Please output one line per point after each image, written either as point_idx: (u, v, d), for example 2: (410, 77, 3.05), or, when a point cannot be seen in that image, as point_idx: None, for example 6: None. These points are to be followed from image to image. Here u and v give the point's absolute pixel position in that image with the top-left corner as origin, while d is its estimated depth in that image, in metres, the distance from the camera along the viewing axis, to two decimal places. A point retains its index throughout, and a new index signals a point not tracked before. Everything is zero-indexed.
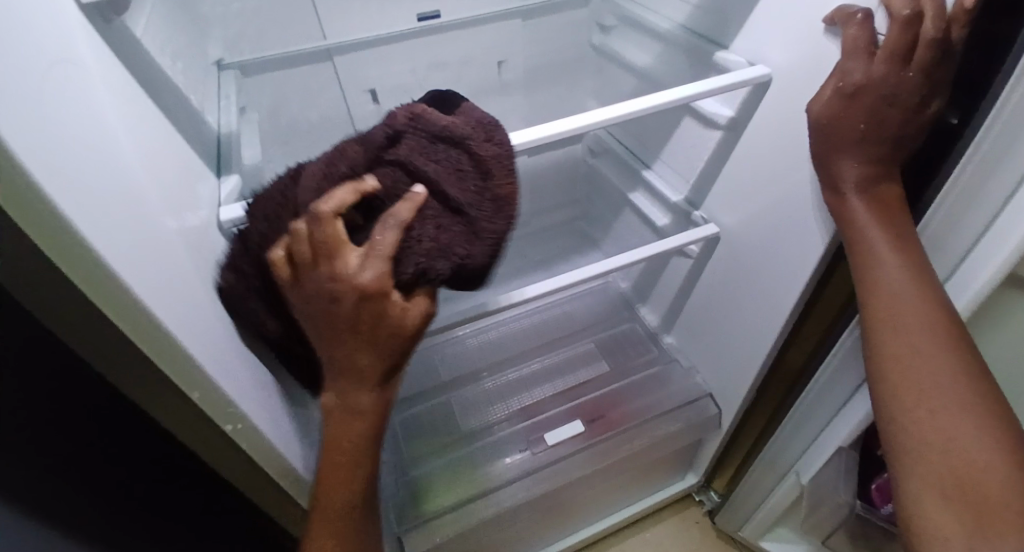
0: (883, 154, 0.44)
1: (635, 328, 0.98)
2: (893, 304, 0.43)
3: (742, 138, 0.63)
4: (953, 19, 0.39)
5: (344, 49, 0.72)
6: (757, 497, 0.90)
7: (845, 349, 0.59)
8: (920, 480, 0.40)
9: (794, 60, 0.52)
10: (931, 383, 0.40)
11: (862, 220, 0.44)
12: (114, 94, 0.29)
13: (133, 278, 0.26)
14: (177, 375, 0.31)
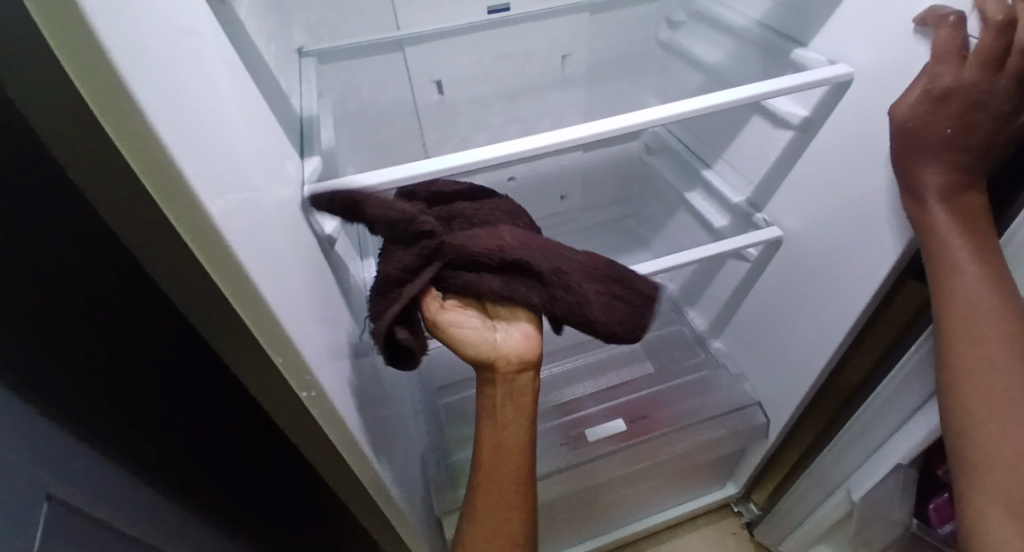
0: (968, 163, 0.42)
1: (682, 331, 0.97)
2: (968, 319, 0.41)
3: (817, 139, 0.61)
4: None
5: (416, 40, 0.74)
6: (800, 512, 0.88)
7: (911, 364, 0.57)
8: (989, 495, 0.39)
9: (880, 59, 0.50)
10: (1008, 398, 0.39)
11: (943, 229, 0.42)
12: (215, 74, 0.30)
13: (244, 255, 0.27)
14: (273, 351, 0.31)
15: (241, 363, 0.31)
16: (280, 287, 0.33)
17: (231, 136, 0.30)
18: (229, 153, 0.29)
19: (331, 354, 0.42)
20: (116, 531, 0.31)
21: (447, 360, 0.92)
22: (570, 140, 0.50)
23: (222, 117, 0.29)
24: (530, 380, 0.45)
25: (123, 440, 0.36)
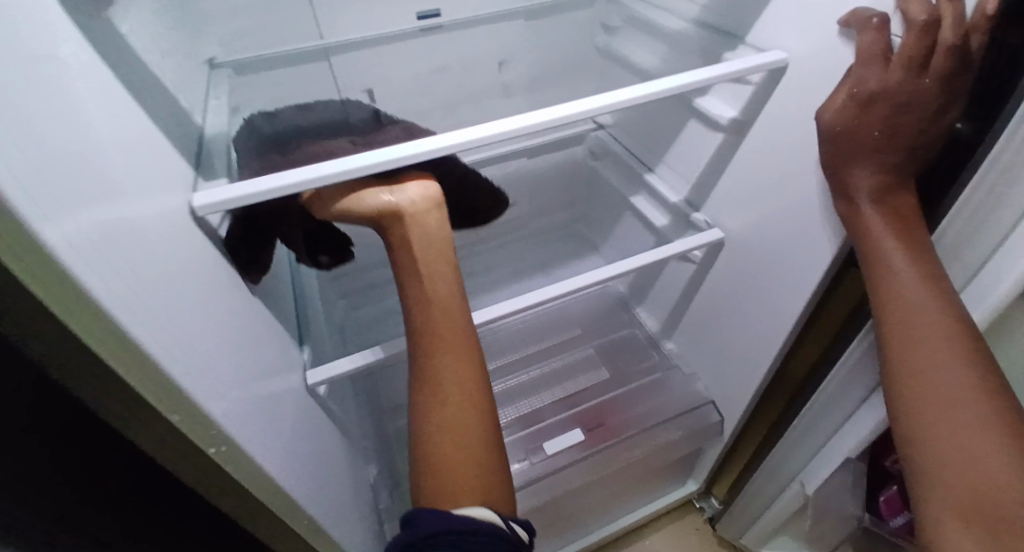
0: (896, 163, 0.42)
1: (635, 334, 0.97)
2: (906, 319, 0.41)
3: (749, 141, 0.62)
4: (973, 27, 0.37)
5: (341, 49, 0.70)
6: (758, 505, 0.89)
7: (855, 358, 0.57)
8: (939, 499, 0.38)
9: (805, 61, 0.51)
10: (947, 396, 0.38)
11: (875, 230, 0.42)
12: (78, 107, 0.29)
13: (115, 304, 0.27)
14: (159, 401, 0.31)
15: (136, 426, 0.32)
16: (177, 322, 0.33)
17: (99, 166, 0.29)
18: (99, 186, 0.28)
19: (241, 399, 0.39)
20: None
21: (396, 380, 0.88)
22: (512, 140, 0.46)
23: (100, 156, 0.29)
24: (440, 218, 0.49)
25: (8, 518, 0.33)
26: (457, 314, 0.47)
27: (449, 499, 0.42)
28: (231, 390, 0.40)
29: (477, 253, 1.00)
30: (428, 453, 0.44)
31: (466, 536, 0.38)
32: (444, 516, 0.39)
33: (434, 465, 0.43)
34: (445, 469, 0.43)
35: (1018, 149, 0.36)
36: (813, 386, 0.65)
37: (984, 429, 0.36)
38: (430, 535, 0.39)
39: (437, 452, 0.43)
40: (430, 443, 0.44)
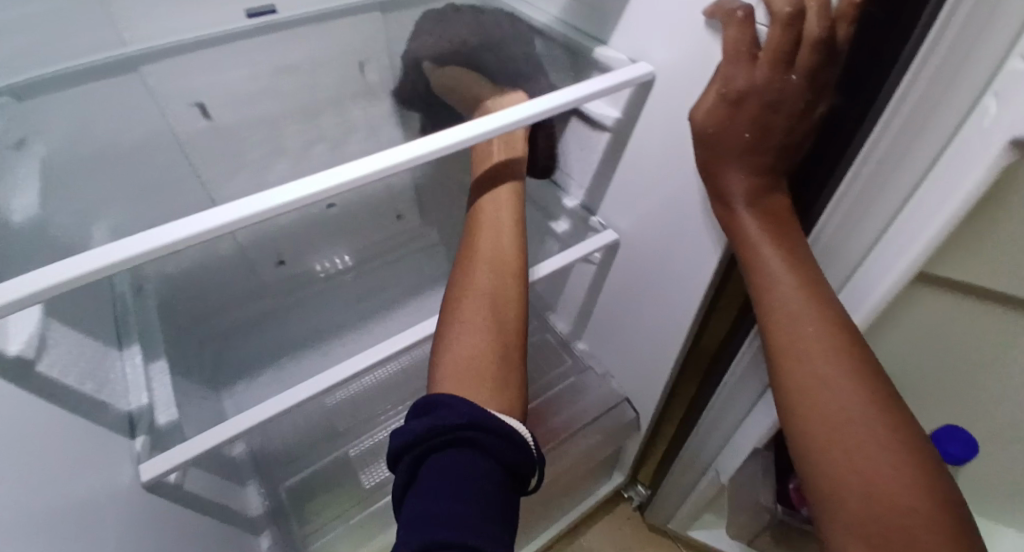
0: (767, 165, 0.41)
1: (547, 338, 0.94)
2: (795, 329, 0.40)
3: (631, 142, 0.58)
4: (839, 17, 0.34)
5: (155, 56, 0.63)
6: (681, 491, 0.90)
7: (749, 352, 0.58)
8: (842, 516, 0.37)
9: (676, 55, 0.47)
10: (838, 406, 0.38)
11: (754, 237, 0.42)
12: None
13: None
14: None
15: None
16: None
17: None
18: None
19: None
20: None
21: (286, 428, 0.77)
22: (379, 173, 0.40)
23: None
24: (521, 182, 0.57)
25: None
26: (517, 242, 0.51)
27: (469, 390, 0.41)
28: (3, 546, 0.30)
29: (370, 273, 0.92)
30: (452, 344, 0.45)
31: (496, 440, 0.38)
32: (477, 408, 0.39)
33: (456, 354, 0.44)
34: (468, 362, 0.43)
35: (884, 152, 0.36)
36: (721, 377, 0.64)
37: (880, 445, 0.36)
38: (460, 425, 0.37)
39: (458, 346, 0.44)
40: (456, 335, 0.45)
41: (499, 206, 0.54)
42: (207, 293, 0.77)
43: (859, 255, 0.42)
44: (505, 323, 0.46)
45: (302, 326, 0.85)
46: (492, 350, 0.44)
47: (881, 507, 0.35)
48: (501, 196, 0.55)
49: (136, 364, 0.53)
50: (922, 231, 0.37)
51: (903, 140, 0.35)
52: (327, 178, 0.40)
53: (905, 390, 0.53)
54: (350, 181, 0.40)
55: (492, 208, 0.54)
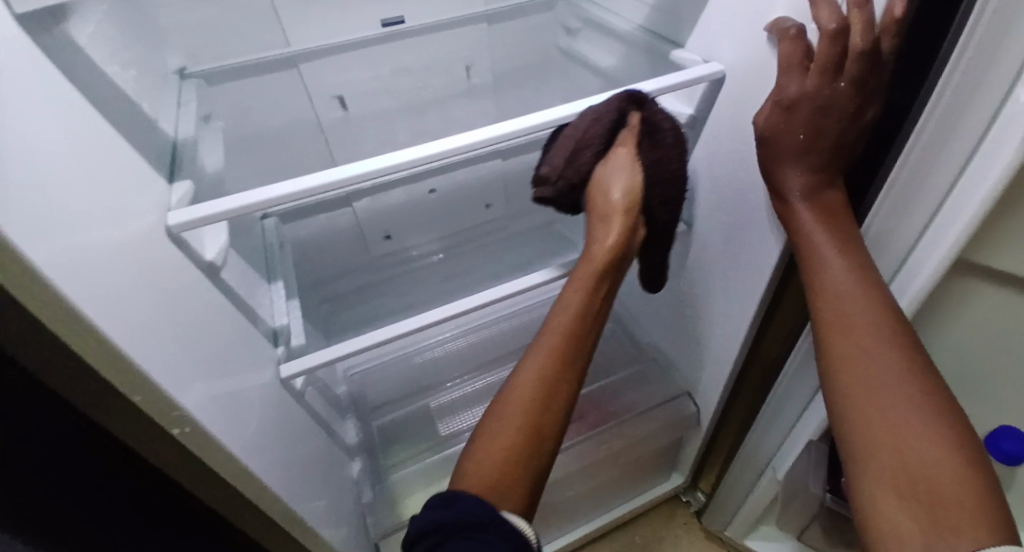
0: (820, 162, 0.47)
1: (615, 329, 0.98)
2: (839, 309, 0.44)
3: (704, 137, 0.63)
4: (883, 32, 0.40)
5: (308, 56, 0.73)
6: (738, 494, 0.90)
7: (808, 344, 0.59)
8: (876, 477, 0.39)
9: (747, 54, 0.52)
10: (879, 376, 0.41)
11: (808, 226, 0.47)
12: (54, 134, 0.31)
13: (101, 316, 0.31)
14: (143, 399, 0.34)
15: (115, 417, 0.34)
16: (150, 317, 0.36)
17: (69, 192, 0.31)
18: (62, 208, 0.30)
19: (190, 385, 0.39)
20: None
21: (378, 381, 0.90)
22: (488, 140, 0.51)
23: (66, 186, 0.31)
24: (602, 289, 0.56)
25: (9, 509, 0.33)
26: (577, 362, 0.53)
27: (489, 495, 0.46)
28: (191, 380, 0.39)
29: (456, 255, 1.03)
30: (477, 453, 0.49)
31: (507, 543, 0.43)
32: (494, 512, 0.44)
33: (484, 454, 0.49)
34: (494, 474, 0.47)
35: (933, 131, 0.39)
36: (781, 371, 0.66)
37: (907, 407, 0.39)
38: (479, 522, 0.43)
39: (491, 450, 0.49)
40: (490, 443, 0.49)
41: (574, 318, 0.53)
42: (324, 260, 0.91)
43: (913, 239, 0.45)
44: (540, 441, 0.50)
45: (398, 295, 0.97)
46: (520, 470, 0.48)
47: (905, 465, 0.38)
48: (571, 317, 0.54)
49: (273, 297, 0.66)
50: (961, 213, 0.40)
51: (947, 121, 0.38)
52: (446, 143, 0.50)
53: (968, 388, 0.53)
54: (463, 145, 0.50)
55: (557, 323, 0.54)
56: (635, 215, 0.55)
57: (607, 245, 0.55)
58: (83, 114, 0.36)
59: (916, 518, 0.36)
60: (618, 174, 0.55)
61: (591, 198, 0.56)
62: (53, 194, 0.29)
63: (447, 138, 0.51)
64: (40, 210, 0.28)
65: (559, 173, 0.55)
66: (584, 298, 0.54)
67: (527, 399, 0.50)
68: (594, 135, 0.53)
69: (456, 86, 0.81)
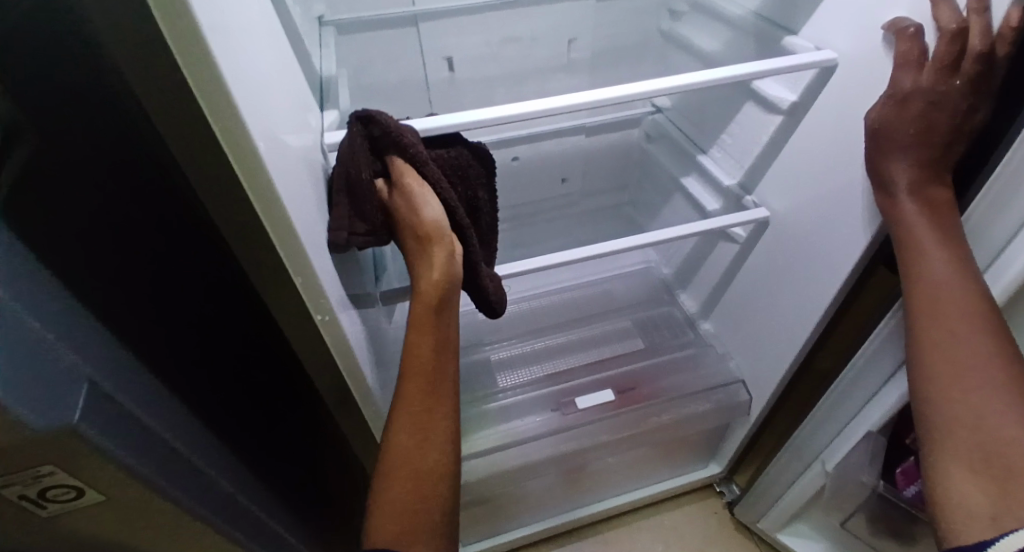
0: (928, 157, 0.48)
1: (673, 312, 1.00)
2: (933, 291, 0.46)
3: (802, 125, 0.65)
4: (999, 38, 0.42)
5: (429, 17, 0.77)
6: (778, 487, 0.91)
7: (882, 336, 0.61)
8: (957, 457, 0.42)
9: (862, 47, 0.54)
10: (970, 364, 0.43)
11: (910, 219, 0.48)
12: (268, 51, 0.37)
13: (290, 206, 0.37)
14: (302, 285, 0.41)
15: (277, 295, 0.41)
16: (314, 218, 0.42)
17: (277, 102, 0.37)
18: (274, 111, 0.36)
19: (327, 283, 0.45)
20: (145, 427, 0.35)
21: None
22: (609, 98, 0.57)
23: (275, 96, 0.37)
24: (449, 320, 0.51)
25: (153, 362, 0.39)
26: (445, 395, 0.49)
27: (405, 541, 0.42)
28: (329, 277, 0.46)
29: (523, 225, 1.04)
30: (378, 508, 0.44)
31: None
32: None
33: (382, 512, 0.44)
34: (402, 524, 0.43)
35: None
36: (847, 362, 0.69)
37: (995, 386, 0.42)
38: None
39: (389, 499, 0.44)
40: (385, 492, 0.45)
41: (431, 352, 0.49)
42: None
43: (1008, 237, 0.46)
44: (431, 484, 0.45)
45: None
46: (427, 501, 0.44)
47: (986, 441, 0.41)
48: (425, 353, 0.49)
49: None
50: None
51: None
52: (568, 99, 0.58)
53: None
54: (588, 101, 0.57)
55: (415, 365, 0.49)
56: (449, 237, 0.50)
57: (433, 282, 0.50)
58: (277, 37, 0.42)
59: (986, 491, 0.40)
60: (425, 199, 0.49)
61: (399, 231, 0.51)
62: (269, 94, 0.36)
63: (572, 95, 0.58)
64: (262, 104, 0.34)
65: (348, 230, 0.50)
66: (429, 335, 0.49)
67: (406, 449, 0.46)
68: (364, 168, 0.48)
69: (556, 59, 0.84)
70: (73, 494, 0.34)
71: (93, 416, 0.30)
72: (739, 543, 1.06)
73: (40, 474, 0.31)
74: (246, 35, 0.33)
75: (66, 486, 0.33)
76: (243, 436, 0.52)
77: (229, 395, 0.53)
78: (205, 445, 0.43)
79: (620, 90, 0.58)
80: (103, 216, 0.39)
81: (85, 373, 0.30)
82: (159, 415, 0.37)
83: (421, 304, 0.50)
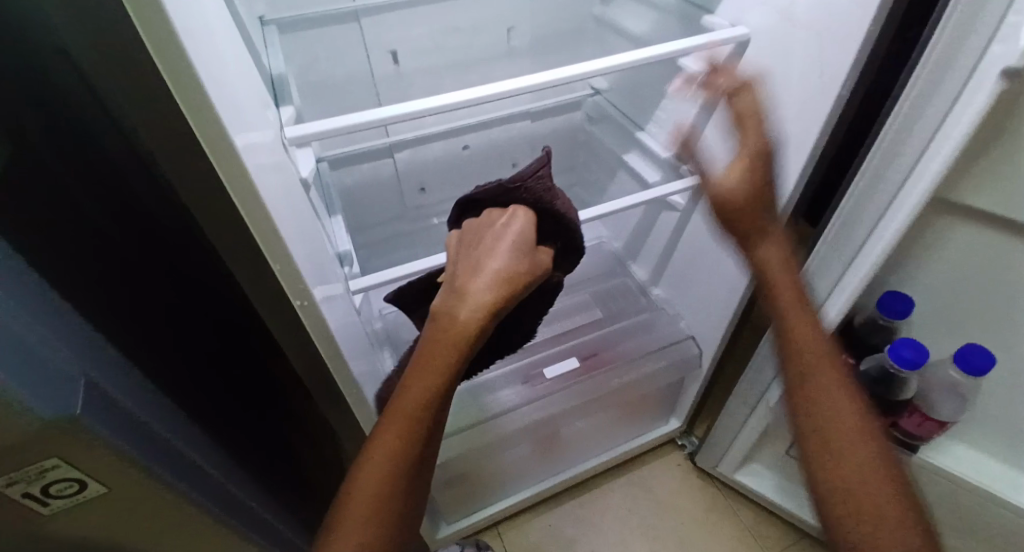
0: (751, 157, 0.65)
1: (627, 283, 1.05)
2: (806, 323, 0.56)
3: (726, 95, 0.71)
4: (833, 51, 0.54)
5: (370, 11, 0.78)
6: (732, 431, 0.99)
7: (812, 272, 0.70)
8: (824, 452, 0.50)
9: (771, 21, 0.61)
10: (822, 367, 0.53)
11: (755, 234, 0.62)
12: (229, 49, 0.39)
13: (269, 198, 0.38)
14: (285, 274, 0.42)
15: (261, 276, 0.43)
16: (286, 206, 0.44)
17: (242, 98, 0.39)
18: (241, 107, 0.37)
19: (308, 267, 0.47)
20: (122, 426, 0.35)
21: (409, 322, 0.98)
22: (528, 85, 0.60)
23: (240, 94, 0.38)
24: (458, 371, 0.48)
25: (140, 356, 0.41)
26: (441, 412, 0.48)
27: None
28: (309, 266, 0.47)
29: None
30: (350, 518, 0.43)
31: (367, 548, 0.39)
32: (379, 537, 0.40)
33: (352, 520, 0.43)
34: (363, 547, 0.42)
35: (931, 68, 0.49)
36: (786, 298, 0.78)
37: (866, 441, 0.49)
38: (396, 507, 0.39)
39: (362, 511, 0.43)
40: (360, 499, 0.44)
41: (440, 381, 0.46)
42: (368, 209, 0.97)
43: (905, 172, 0.56)
44: (392, 505, 0.44)
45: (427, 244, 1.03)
46: (391, 518, 0.44)
47: (858, 484, 0.47)
48: (434, 372, 0.46)
49: (336, 225, 0.74)
50: (954, 133, 0.50)
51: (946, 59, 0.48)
52: (497, 87, 0.60)
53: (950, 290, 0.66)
54: (520, 84, 0.60)
55: (411, 407, 0.46)
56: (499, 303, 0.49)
57: (449, 338, 0.47)
58: (233, 35, 0.43)
59: (847, 480, 0.48)
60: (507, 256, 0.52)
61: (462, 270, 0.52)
62: (243, 94, 0.38)
63: (507, 82, 0.61)
64: (238, 101, 0.36)
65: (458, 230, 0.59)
66: (446, 363, 0.46)
67: (375, 483, 0.44)
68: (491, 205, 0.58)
69: (498, 48, 0.87)
70: (77, 488, 0.36)
71: (68, 406, 0.31)
72: (702, 489, 1.15)
73: (46, 468, 0.33)
74: (209, 35, 0.35)
75: (69, 479, 0.35)
76: (227, 429, 0.54)
77: (207, 392, 0.54)
78: (190, 440, 0.44)
79: (549, 76, 0.61)
80: (67, 220, 0.39)
81: (71, 368, 0.32)
82: (143, 413, 0.38)
83: (449, 338, 0.47)
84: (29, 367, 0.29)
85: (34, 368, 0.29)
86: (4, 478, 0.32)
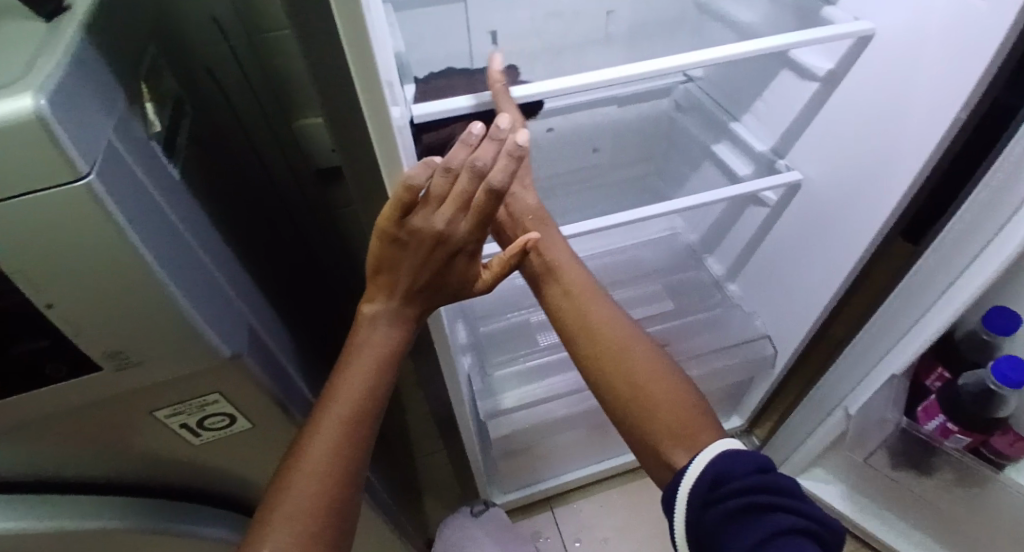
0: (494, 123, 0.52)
1: (701, 276, 1.02)
2: (608, 314, 0.51)
3: (840, 91, 0.69)
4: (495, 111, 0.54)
5: None
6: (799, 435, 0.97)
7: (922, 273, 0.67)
8: (652, 420, 0.46)
9: (898, 18, 0.58)
10: (641, 351, 0.49)
11: (565, 277, 0.52)
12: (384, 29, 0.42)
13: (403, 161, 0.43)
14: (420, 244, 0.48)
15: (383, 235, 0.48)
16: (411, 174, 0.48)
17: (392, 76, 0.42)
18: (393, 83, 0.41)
19: None
20: (267, 367, 0.40)
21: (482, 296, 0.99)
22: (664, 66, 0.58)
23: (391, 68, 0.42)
24: (400, 325, 0.46)
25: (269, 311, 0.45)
26: (378, 388, 0.45)
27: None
28: None
29: None
30: (287, 508, 0.39)
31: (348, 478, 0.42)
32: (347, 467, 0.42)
33: (292, 510, 0.39)
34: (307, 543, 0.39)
35: None
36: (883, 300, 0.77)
37: (619, 325, 0.50)
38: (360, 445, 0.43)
39: (298, 497, 0.40)
40: (297, 490, 0.40)
41: (383, 342, 0.46)
42: None
43: None
44: (336, 491, 0.41)
45: None
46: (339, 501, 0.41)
47: (665, 408, 0.46)
48: (382, 343, 0.46)
49: None
50: None
51: None
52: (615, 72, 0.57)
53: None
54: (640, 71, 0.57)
55: (349, 386, 0.44)
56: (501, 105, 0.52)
57: (383, 340, 0.46)
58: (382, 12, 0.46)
59: (675, 443, 0.45)
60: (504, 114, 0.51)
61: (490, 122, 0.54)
62: (391, 71, 0.41)
63: (626, 66, 0.58)
64: (390, 78, 0.40)
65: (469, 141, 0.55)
66: (397, 331, 0.46)
67: (323, 470, 0.41)
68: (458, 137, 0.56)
69: (593, 33, 0.85)
70: (226, 422, 0.41)
71: (238, 344, 0.36)
72: None
73: (206, 402, 0.38)
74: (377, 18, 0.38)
75: (221, 414, 0.40)
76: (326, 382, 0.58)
77: (311, 347, 0.58)
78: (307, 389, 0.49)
79: (668, 63, 0.58)
80: (216, 182, 0.44)
81: (235, 314, 0.37)
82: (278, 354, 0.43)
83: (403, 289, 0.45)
84: (213, 306, 0.34)
85: (213, 308, 0.34)
86: (172, 409, 0.37)
